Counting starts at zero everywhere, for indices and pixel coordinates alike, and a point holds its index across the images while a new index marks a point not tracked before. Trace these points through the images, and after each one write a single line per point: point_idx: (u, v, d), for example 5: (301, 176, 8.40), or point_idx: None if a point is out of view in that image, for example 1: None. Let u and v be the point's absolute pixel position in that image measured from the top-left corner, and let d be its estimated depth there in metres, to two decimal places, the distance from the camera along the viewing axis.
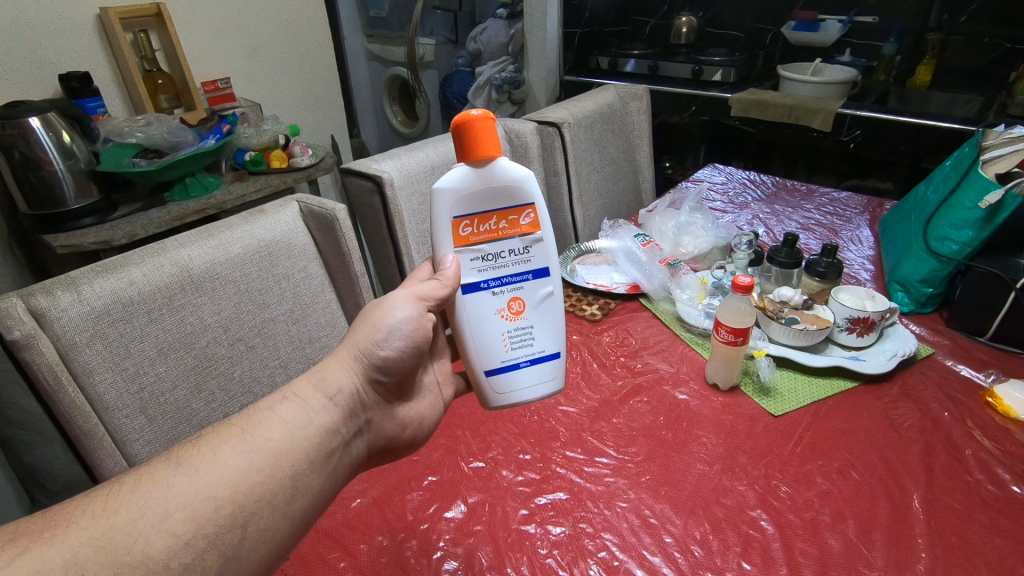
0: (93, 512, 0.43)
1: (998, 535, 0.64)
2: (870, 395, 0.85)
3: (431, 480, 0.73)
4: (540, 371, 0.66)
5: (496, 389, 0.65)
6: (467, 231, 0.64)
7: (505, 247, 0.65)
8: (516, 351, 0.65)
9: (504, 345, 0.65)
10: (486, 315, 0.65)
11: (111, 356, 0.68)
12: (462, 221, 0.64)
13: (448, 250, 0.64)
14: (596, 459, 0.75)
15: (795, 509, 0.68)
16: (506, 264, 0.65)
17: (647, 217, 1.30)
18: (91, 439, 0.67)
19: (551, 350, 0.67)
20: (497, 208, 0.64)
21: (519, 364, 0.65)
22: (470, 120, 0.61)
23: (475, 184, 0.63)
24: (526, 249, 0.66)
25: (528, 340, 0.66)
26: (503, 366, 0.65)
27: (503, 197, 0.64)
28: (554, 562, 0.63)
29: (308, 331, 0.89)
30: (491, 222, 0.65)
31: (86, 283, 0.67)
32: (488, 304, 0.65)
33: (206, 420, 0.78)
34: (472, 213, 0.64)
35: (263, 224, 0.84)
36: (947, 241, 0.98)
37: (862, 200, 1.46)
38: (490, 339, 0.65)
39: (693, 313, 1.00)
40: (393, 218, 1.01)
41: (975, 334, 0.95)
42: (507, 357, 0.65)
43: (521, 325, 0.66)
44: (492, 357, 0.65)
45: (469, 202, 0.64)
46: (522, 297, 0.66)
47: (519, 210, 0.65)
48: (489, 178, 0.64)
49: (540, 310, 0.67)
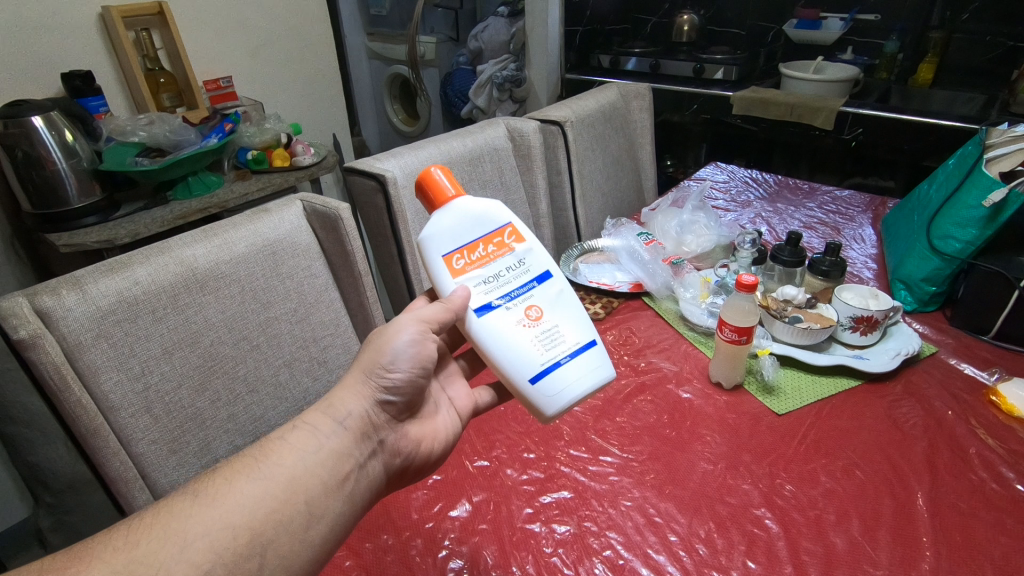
0: (115, 546, 0.45)
1: (1003, 534, 0.65)
2: (874, 394, 0.85)
3: (436, 479, 0.73)
4: (582, 364, 0.62)
5: (545, 395, 0.61)
6: (460, 264, 0.63)
7: (502, 265, 0.64)
8: (551, 351, 0.61)
9: (536, 348, 0.61)
10: (509, 327, 0.62)
11: (116, 355, 0.68)
12: (453, 256, 0.63)
13: (450, 284, 0.63)
14: (600, 458, 0.76)
15: (799, 508, 0.68)
16: (509, 280, 0.64)
17: (649, 215, 1.29)
18: (97, 438, 0.68)
19: (582, 342, 0.63)
20: (479, 234, 0.64)
21: (557, 363, 0.61)
22: (428, 174, 0.65)
23: (454, 218, 0.64)
24: (522, 261, 0.65)
25: (559, 338, 0.62)
26: (544, 369, 0.60)
27: (481, 224, 0.64)
28: (559, 560, 0.63)
29: (312, 329, 0.88)
30: (479, 249, 0.64)
31: (91, 282, 0.67)
32: (507, 318, 0.62)
33: (212, 420, 0.77)
34: (459, 245, 0.64)
35: (266, 224, 0.84)
36: (951, 240, 0.98)
37: (866, 199, 1.46)
38: (521, 347, 0.61)
39: (697, 311, 1.00)
40: (397, 217, 1.01)
41: (979, 333, 0.95)
42: (544, 359, 0.61)
43: (546, 326, 0.62)
44: (528, 365, 0.60)
45: (451, 239, 0.64)
46: (536, 302, 0.64)
47: (500, 231, 0.65)
48: (464, 209, 0.64)
49: (558, 307, 0.64)
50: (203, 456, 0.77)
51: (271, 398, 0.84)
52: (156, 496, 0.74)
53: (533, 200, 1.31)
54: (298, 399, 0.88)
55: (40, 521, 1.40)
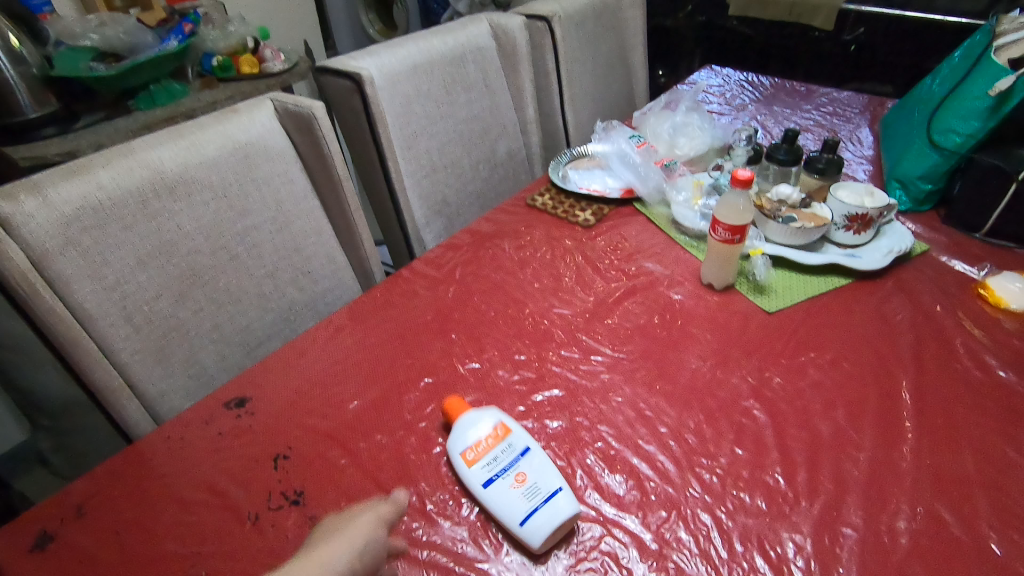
0: None
1: (982, 416, 0.66)
2: (864, 292, 0.85)
3: (429, 381, 0.73)
4: (553, 509, 0.55)
5: (520, 531, 0.54)
6: (467, 454, 0.60)
7: (496, 458, 0.60)
8: (528, 501, 0.56)
9: (519, 498, 0.56)
10: (498, 490, 0.57)
11: (88, 263, 0.66)
12: (463, 452, 0.61)
13: (457, 447, 0.61)
14: (591, 358, 0.76)
15: (787, 398, 0.69)
16: (503, 462, 0.59)
17: (642, 119, 1.22)
18: (76, 347, 0.65)
19: (563, 487, 0.57)
20: (483, 430, 0.62)
21: (536, 506, 0.55)
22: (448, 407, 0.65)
23: (461, 429, 0.62)
24: (512, 454, 0.60)
25: (535, 492, 0.57)
26: (524, 515, 0.55)
27: (483, 427, 0.62)
28: (552, 452, 0.64)
29: (294, 239, 0.86)
30: (483, 444, 0.61)
31: (50, 186, 0.63)
32: (498, 485, 0.57)
33: (196, 331, 0.76)
34: (467, 442, 0.61)
35: (236, 125, 0.79)
36: (951, 134, 0.95)
37: (864, 99, 1.40)
38: (503, 502, 0.56)
39: (689, 214, 0.98)
40: (375, 119, 0.95)
41: (970, 232, 0.94)
42: (524, 506, 0.56)
43: (527, 487, 0.57)
44: (509, 513, 0.55)
45: (459, 437, 0.62)
46: (523, 472, 0.58)
47: (499, 433, 0.61)
48: (473, 420, 0.63)
49: (536, 473, 0.58)
50: (190, 367, 0.76)
51: (256, 309, 0.82)
52: (147, 407, 0.73)
53: (520, 105, 1.25)
54: (285, 310, 0.86)
55: (40, 443, 1.42)
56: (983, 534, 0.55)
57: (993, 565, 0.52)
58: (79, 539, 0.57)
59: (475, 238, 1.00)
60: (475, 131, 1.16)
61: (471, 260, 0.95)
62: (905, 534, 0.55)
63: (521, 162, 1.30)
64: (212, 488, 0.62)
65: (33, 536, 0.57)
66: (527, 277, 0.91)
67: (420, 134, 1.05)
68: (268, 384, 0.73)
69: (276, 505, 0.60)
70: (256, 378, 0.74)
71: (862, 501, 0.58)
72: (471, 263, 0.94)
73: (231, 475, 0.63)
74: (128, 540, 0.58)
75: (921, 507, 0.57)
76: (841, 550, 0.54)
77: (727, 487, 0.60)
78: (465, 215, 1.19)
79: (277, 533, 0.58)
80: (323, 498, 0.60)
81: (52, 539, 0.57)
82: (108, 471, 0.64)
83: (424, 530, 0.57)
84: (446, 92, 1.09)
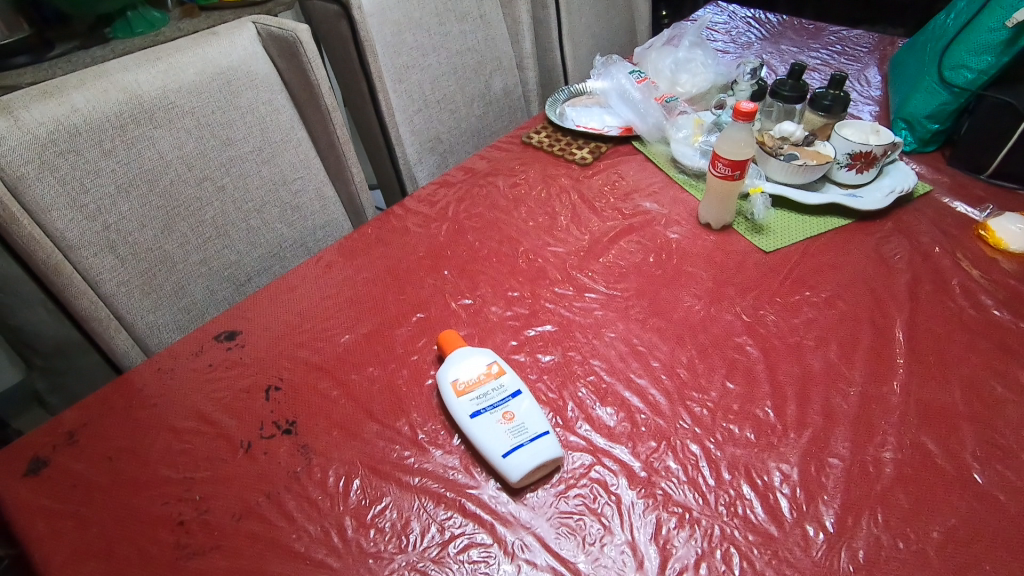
0: None
1: (973, 353, 0.66)
2: (863, 232, 0.84)
3: (421, 316, 0.73)
4: (535, 447, 0.55)
5: (499, 463, 0.55)
6: (458, 385, 0.60)
7: (488, 392, 0.59)
8: (511, 436, 0.56)
9: (503, 433, 0.56)
10: (485, 423, 0.57)
11: (67, 189, 0.65)
12: (453, 383, 0.60)
13: (449, 379, 0.61)
14: (585, 295, 0.75)
15: (780, 335, 0.69)
16: (492, 397, 0.59)
17: (642, 54, 1.18)
18: (60, 277, 0.64)
19: (549, 430, 0.57)
20: (475, 364, 0.61)
21: (521, 443, 0.55)
22: (443, 339, 0.65)
23: (454, 361, 0.62)
24: (503, 389, 0.59)
25: (519, 429, 0.56)
26: (506, 450, 0.55)
27: (477, 361, 0.62)
28: (544, 385, 0.64)
29: (281, 172, 0.84)
30: (475, 377, 0.61)
31: (23, 107, 0.61)
32: (483, 420, 0.57)
33: (183, 263, 0.76)
34: (459, 373, 0.61)
35: (216, 48, 0.76)
36: (962, 70, 0.91)
37: (874, 38, 1.35)
38: (488, 436, 0.56)
39: (688, 152, 0.95)
40: (364, 47, 0.91)
41: (976, 173, 0.92)
42: (508, 441, 0.55)
43: (512, 423, 0.57)
44: (490, 446, 0.55)
45: (450, 368, 0.61)
46: (511, 408, 0.58)
47: (493, 369, 0.61)
48: (466, 355, 0.62)
49: (525, 408, 0.58)
50: (178, 298, 0.77)
51: (244, 243, 0.82)
52: (136, 338, 0.74)
53: (516, 38, 1.20)
54: (273, 245, 0.86)
55: (35, 383, 1.43)
56: (967, 464, 0.55)
57: (974, 493, 0.53)
58: (73, 465, 0.57)
59: (469, 176, 0.97)
60: (469, 65, 1.12)
61: (464, 198, 0.93)
62: (890, 464, 0.56)
63: (517, 100, 1.26)
64: (203, 417, 0.62)
65: (27, 461, 0.58)
66: (521, 216, 0.89)
67: (411, 66, 1.01)
68: (258, 317, 0.73)
69: (267, 433, 0.60)
70: (246, 311, 0.74)
71: (849, 433, 0.59)
72: (465, 201, 0.92)
73: (222, 404, 0.63)
74: (121, 465, 0.58)
75: (907, 439, 0.58)
76: (827, 478, 0.55)
77: (717, 419, 0.60)
78: (459, 153, 1.16)
79: (269, 460, 0.58)
80: (315, 427, 0.61)
81: (45, 464, 0.58)
82: (99, 400, 0.63)
83: (415, 458, 0.58)
84: (439, 21, 1.04)
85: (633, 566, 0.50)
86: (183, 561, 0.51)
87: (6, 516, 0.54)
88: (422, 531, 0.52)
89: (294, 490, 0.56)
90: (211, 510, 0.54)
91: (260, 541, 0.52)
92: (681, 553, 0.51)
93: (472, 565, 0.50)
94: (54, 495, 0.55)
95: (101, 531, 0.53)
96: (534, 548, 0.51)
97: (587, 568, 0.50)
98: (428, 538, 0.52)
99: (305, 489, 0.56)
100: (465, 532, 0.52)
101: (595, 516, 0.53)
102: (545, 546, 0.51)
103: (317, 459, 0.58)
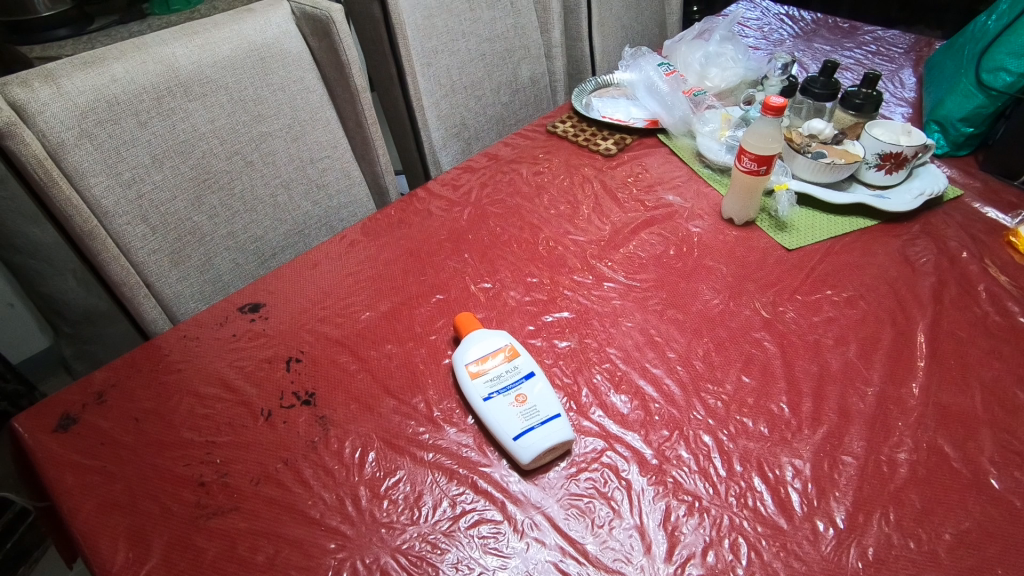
0: None
1: (996, 358, 0.65)
2: (889, 233, 0.83)
3: (440, 298, 0.74)
4: (546, 432, 0.55)
5: (512, 447, 0.55)
6: (471, 367, 0.61)
7: (501, 374, 0.60)
8: (524, 418, 0.56)
9: (515, 416, 0.56)
10: (497, 406, 0.58)
11: (103, 158, 0.67)
12: (468, 365, 0.61)
13: (464, 361, 0.62)
14: (603, 284, 0.75)
15: (799, 332, 0.68)
16: (505, 381, 0.60)
17: (672, 47, 1.17)
18: (92, 241, 0.67)
19: (561, 413, 0.57)
20: (490, 346, 0.62)
21: (532, 426, 0.56)
22: (460, 323, 0.66)
23: (469, 343, 0.63)
24: (516, 372, 0.60)
25: (532, 412, 0.57)
26: (518, 432, 0.55)
27: (491, 344, 0.62)
28: (559, 370, 0.65)
29: (309, 149, 0.86)
30: (489, 359, 0.61)
31: (65, 75, 0.63)
32: (497, 402, 0.58)
33: (211, 235, 0.79)
34: (474, 356, 0.62)
35: (252, 24, 0.77)
36: (1001, 73, 0.90)
37: (911, 38, 1.32)
38: (501, 418, 0.57)
39: (714, 147, 0.95)
40: (394, 30, 0.93)
41: (1010, 178, 0.90)
42: (519, 424, 0.56)
43: (525, 407, 0.57)
44: (503, 428, 0.56)
45: (465, 350, 0.62)
46: (523, 392, 0.58)
47: (507, 352, 0.62)
48: (480, 337, 0.63)
49: (537, 392, 0.58)
50: (205, 269, 0.80)
51: (270, 218, 0.85)
52: (162, 305, 0.76)
53: (546, 26, 1.19)
54: (298, 222, 0.89)
55: (62, 350, 1.47)
56: (983, 469, 0.55)
57: (989, 497, 0.53)
58: (101, 424, 0.60)
59: (492, 162, 0.98)
60: (497, 52, 1.12)
61: (487, 183, 0.93)
62: (905, 464, 0.55)
63: (544, 89, 1.26)
64: (226, 384, 0.64)
65: (57, 418, 0.60)
66: (544, 204, 0.89)
67: (440, 51, 1.02)
68: (281, 291, 0.74)
69: (287, 403, 0.62)
70: (270, 286, 0.75)
71: (864, 431, 0.58)
72: (488, 186, 0.93)
73: (245, 373, 0.65)
74: (146, 427, 0.60)
75: (924, 441, 0.57)
76: (839, 476, 0.55)
77: (731, 412, 0.61)
78: (483, 140, 1.18)
79: (288, 428, 0.59)
80: (333, 399, 0.62)
81: (75, 421, 0.60)
82: (128, 364, 0.66)
83: (430, 434, 0.59)
84: (469, 7, 1.04)
85: (641, 550, 0.51)
86: (204, 520, 0.53)
87: (36, 468, 0.56)
88: (434, 505, 0.53)
89: (311, 459, 0.57)
90: (231, 474, 0.56)
91: (277, 505, 0.53)
92: (689, 540, 0.51)
93: (482, 540, 0.51)
94: (82, 451, 0.57)
95: (126, 488, 0.55)
96: (544, 527, 0.52)
97: (595, 550, 0.50)
98: (439, 512, 0.53)
99: (322, 458, 0.57)
100: (476, 508, 0.53)
101: (604, 499, 0.54)
102: (554, 526, 0.52)
103: (334, 430, 0.59)
